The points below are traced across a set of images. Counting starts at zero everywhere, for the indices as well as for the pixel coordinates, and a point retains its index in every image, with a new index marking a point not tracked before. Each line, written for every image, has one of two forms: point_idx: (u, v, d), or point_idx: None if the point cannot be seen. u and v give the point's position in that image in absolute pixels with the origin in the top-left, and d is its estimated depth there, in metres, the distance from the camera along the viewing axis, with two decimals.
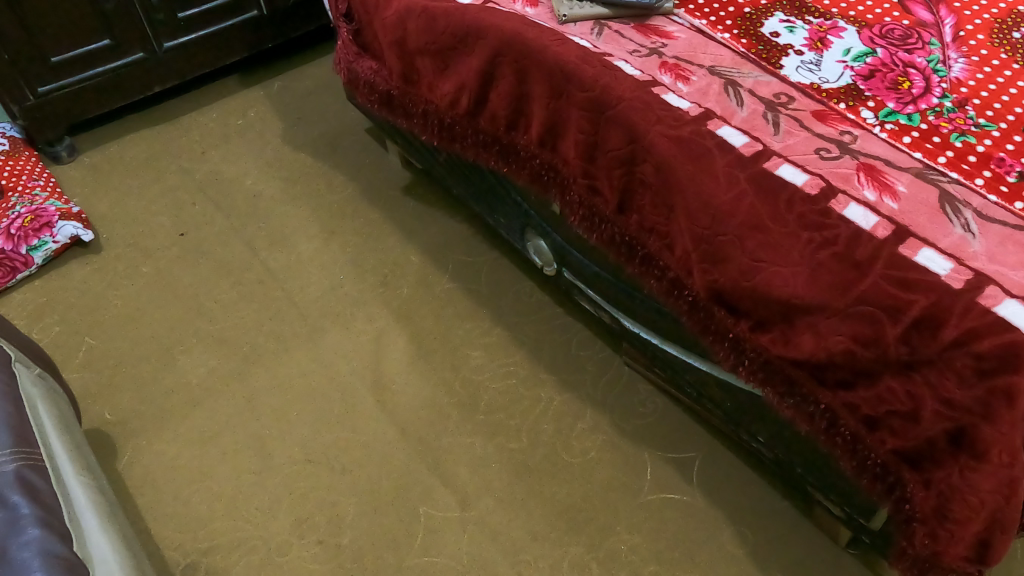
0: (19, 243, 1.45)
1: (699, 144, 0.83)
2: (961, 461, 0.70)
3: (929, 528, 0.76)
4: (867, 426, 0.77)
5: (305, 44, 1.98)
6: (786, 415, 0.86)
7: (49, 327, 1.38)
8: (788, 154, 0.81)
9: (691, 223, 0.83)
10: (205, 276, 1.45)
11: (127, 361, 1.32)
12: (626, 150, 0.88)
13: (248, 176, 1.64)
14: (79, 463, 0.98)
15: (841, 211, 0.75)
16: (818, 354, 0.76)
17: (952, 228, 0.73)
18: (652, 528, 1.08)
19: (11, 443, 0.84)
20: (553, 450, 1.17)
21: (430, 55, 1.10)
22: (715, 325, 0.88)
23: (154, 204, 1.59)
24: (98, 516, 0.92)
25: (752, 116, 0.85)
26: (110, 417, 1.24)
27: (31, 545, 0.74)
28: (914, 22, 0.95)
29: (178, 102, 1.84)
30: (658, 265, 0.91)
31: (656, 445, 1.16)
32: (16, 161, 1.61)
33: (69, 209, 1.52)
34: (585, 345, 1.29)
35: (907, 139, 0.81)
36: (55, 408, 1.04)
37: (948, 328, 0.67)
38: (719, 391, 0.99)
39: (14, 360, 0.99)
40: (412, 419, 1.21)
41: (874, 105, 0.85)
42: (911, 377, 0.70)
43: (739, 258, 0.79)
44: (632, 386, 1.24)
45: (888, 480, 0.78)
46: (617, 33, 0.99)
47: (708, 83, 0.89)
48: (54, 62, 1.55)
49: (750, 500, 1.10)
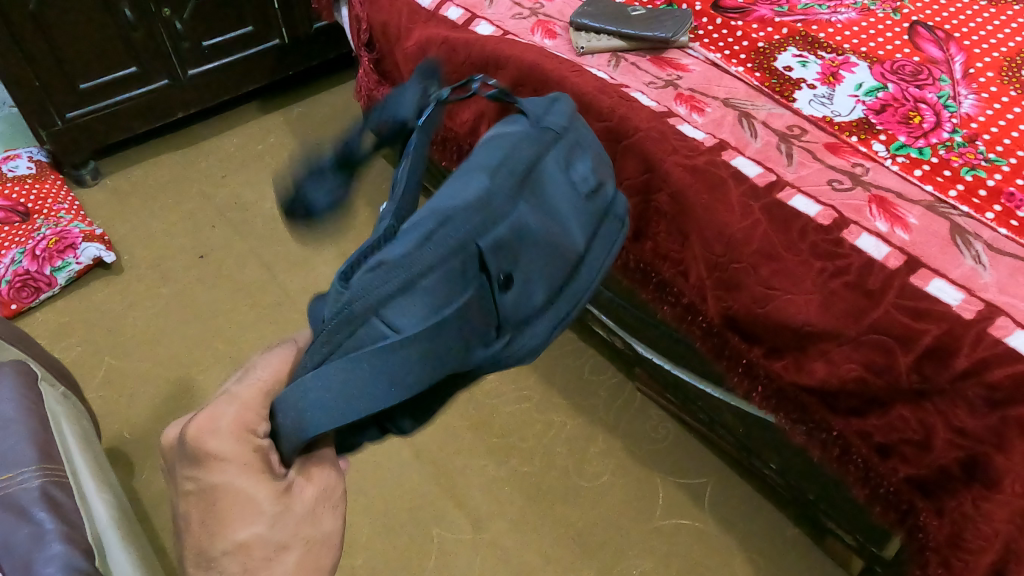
0: (43, 263, 1.47)
1: (714, 173, 0.85)
2: (975, 490, 0.71)
3: (943, 557, 0.77)
4: (880, 454, 0.79)
5: (324, 71, 2.02)
6: (798, 441, 0.88)
7: (71, 346, 1.40)
8: (802, 185, 0.82)
9: (705, 251, 0.86)
10: (223, 297, 1.47)
11: (147, 380, 1.34)
12: (642, 179, 0.91)
13: (267, 200, 1.67)
14: (102, 481, 1.00)
15: (853, 240, 0.76)
16: (831, 381, 0.78)
17: (963, 260, 0.73)
18: (664, 553, 1.08)
19: (35, 459, 0.86)
20: (566, 474, 1.17)
21: (451, 84, 1.13)
22: (728, 351, 0.90)
23: (174, 226, 1.62)
24: (118, 534, 0.94)
25: (765, 147, 0.87)
26: (128, 436, 1.26)
27: (55, 559, 0.75)
28: (925, 58, 0.97)
29: (200, 127, 1.88)
30: (673, 291, 0.94)
31: (669, 470, 1.17)
32: (42, 184, 1.64)
33: (92, 231, 1.54)
34: (598, 370, 1.31)
35: (918, 171, 0.82)
36: (79, 425, 1.06)
37: (960, 357, 0.68)
38: (731, 417, 1.00)
39: (40, 378, 1.01)
40: (427, 443, 1.22)
41: (885, 139, 0.86)
42: (924, 406, 0.72)
43: (753, 286, 0.82)
44: (644, 411, 1.25)
45: (902, 508, 0.80)
46: (633, 64, 1.01)
47: (723, 115, 0.91)
48: (83, 88, 1.59)
49: (762, 527, 1.10)
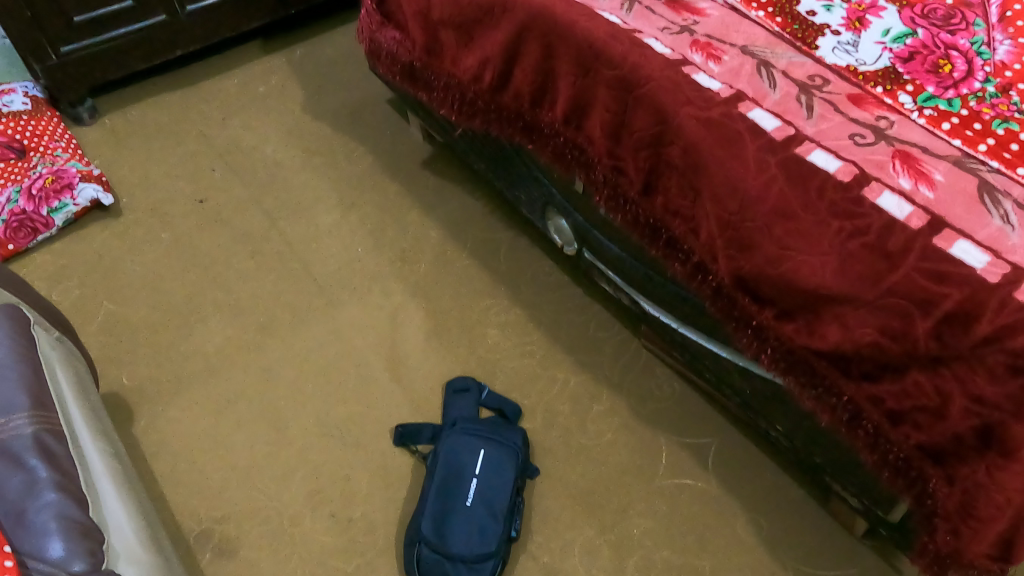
0: (39, 204, 1.43)
1: (729, 127, 0.81)
2: (988, 459, 0.68)
3: (952, 525, 0.75)
4: (892, 420, 0.75)
5: (328, 11, 1.95)
6: (807, 405, 0.85)
7: (69, 290, 1.38)
8: (821, 140, 0.79)
9: (717, 209, 0.82)
10: (223, 243, 1.44)
11: (145, 326, 1.32)
12: (653, 131, 0.87)
13: (268, 144, 1.62)
14: (97, 430, 0.98)
15: (874, 199, 0.74)
16: (844, 346, 0.74)
17: (991, 219, 0.72)
18: (665, 513, 1.08)
19: (29, 406, 0.84)
20: (567, 432, 1.16)
21: (456, 28, 1.08)
22: (738, 313, 0.87)
23: (173, 169, 1.58)
24: (114, 483, 0.92)
25: (784, 99, 0.83)
26: (127, 382, 1.24)
27: (49, 508, 0.76)
28: (959, 2, 0.93)
29: (200, 66, 1.82)
30: (684, 248, 0.90)
31: (673, 429, 1.16)
32: (38, 120, 1.60)
33: (89, 171, 1.50)
34: (604, 326, 1.28)
35: (946, 125, 0.80)
36: (73, 371, 1.04)
37: (981, 323, 0.66)
38: (739, 379, 0.98)
39: (32, 323, 0.99)
40: (426, 396, 1.21)
41: (913, 90, 0.84)
42: (940, 372, 0.69)
43: (767, 246, 0.78)
44: (649, 368, 1.22)
45: (911, 474, 0.77)
46: (648, 8, 0.96)
47: (741, 63, 0.88)
48: (76, 22, 1.53)
49: (765, 487, 1.09)
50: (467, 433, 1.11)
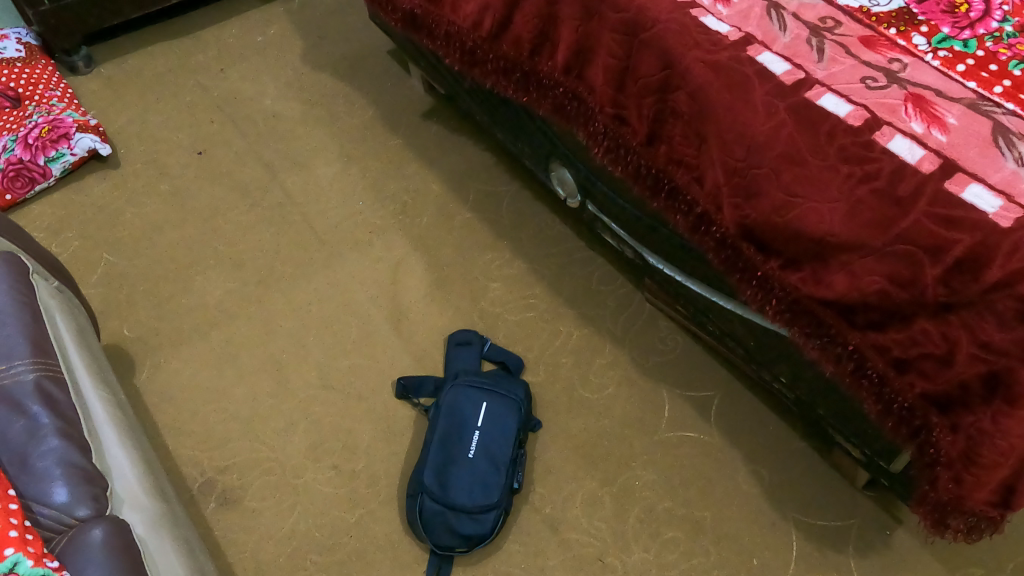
0: (36, 153, 1.42)
1: (737, 71, 0.80)
2: (993, 406, 0.68)
3: (955, 472, 0.75)
4: (896, 368, 0.74)
5: None
6: (811, 354, 0.84)
7: (68, 241, 1.37)
8: (832, 83, 0.77)
9: (724, 155, 0.80)
10: (223, 196, 1.42)
11: (145, 277, 1.31)
12: (659, 77, 0.85)
13: (267, 96, 1.59)
14: (99, 379, 0.98)
15: (886, 142, 0.72)
16: (850, 295, 0.73)
17: (1005, 163, 0.69)
18: (666, 465, 1.08)
19: (29, 353, 0.84)
20: (570, 385, 1.16)
21: None
22: (742, 263, 0.85)
23: (171, 120, 1.56)
24: (116, 430, 0.92)
25: (794, 42, 0.81)
26: (128, 334, 1.24)
27: (52, 454, 0.76)
28: None
29: (197, 16, 1.79)
30: (686, 199, 0.88)
31: (675, 383, 1.15)
32: (33, 68, 1.58)
33: (86, 121, 1.48)
34: (607, 280, 1.27)
35: (960, 67, 0.77)
36: (74, 321, 1.04)
37: (992, 269, 0.64)
38: (742, 330, 0.97)
39: (31, 272, 0.98)
40: (427, 348, 1.21)
41: (927, 31, 0.81)
42: (948, 319, 0.68)
43: (774, 193, 0.76)
44: (652, 322, 1.22)
45: (914, 424, 0.77)
46: None
47: (749, 6, 0.85)
48: None
49: (767, 440, 1.09)
50: (470, 386, 1.11)
